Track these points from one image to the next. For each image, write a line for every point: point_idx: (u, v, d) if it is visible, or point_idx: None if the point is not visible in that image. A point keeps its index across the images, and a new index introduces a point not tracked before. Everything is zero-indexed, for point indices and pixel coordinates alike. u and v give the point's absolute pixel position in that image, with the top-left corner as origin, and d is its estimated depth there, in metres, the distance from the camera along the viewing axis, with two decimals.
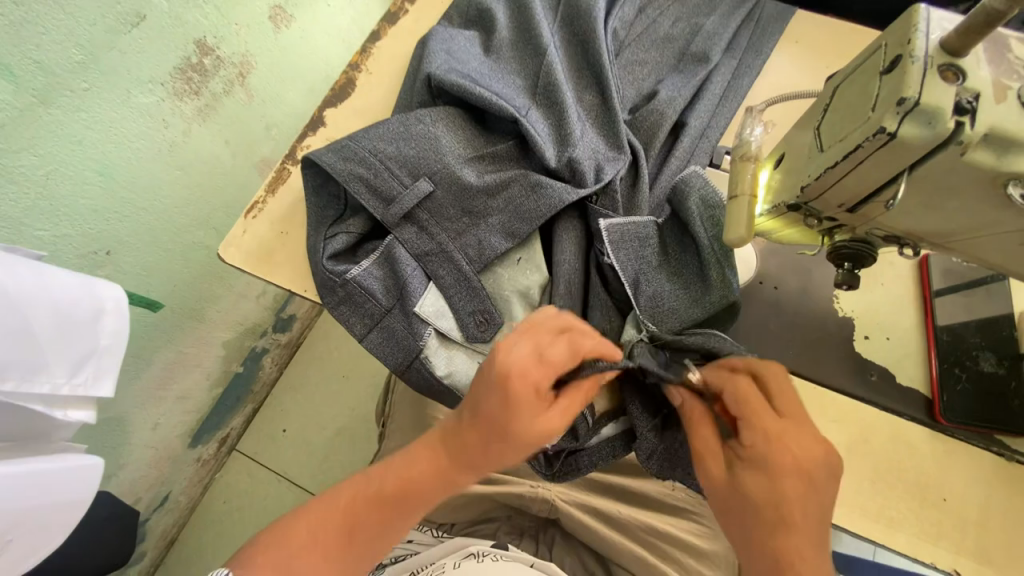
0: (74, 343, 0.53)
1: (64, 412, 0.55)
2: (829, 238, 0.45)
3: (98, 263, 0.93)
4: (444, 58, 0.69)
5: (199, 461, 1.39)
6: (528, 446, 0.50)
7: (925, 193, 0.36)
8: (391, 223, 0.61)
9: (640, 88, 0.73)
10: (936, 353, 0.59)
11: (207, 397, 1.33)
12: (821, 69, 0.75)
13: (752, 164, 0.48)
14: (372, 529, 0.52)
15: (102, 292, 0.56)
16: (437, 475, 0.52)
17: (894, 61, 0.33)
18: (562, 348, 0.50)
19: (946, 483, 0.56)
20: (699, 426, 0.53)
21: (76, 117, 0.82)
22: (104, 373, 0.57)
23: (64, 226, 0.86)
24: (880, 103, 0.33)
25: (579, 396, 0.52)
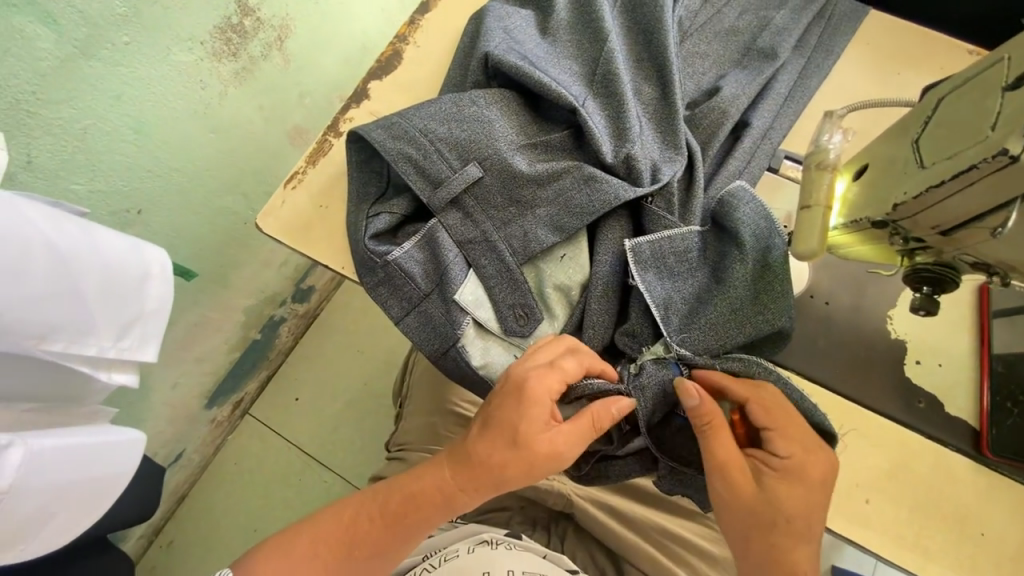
0: (123, 305, 0.53)
1: (108, 374, 0.54)
2: (908, 259, 0.42)
3: (130, 221, 0.92)
4: (502, 38, 0.66)
5: (213, 422, 1.41)
6: (536, 459, 0.52)
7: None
8: (437, 207, 0.60)
9: (700, 83, 0.71)
10: (989, 385, 0.57)
11: (225, 362, 1.34)
12: (892, 74, 0.71)
13: (828, 173, 0.46)
14: (372, 541, 0.54)
15: (147, 255, 0.56)
16: (440, 491, 0.55)
17: (1022, 78, 0.31)
18: (570, 359, 0.55)
19: (987, 517, 0.54)
20: (719, 433, 0.52)
21: (116, 72, 0.81)
22: (149, 338, 0.56)
23: (99, 183, 0.85)
24: (1002, 123, 0.31)
25: (586, 417, 0.53)
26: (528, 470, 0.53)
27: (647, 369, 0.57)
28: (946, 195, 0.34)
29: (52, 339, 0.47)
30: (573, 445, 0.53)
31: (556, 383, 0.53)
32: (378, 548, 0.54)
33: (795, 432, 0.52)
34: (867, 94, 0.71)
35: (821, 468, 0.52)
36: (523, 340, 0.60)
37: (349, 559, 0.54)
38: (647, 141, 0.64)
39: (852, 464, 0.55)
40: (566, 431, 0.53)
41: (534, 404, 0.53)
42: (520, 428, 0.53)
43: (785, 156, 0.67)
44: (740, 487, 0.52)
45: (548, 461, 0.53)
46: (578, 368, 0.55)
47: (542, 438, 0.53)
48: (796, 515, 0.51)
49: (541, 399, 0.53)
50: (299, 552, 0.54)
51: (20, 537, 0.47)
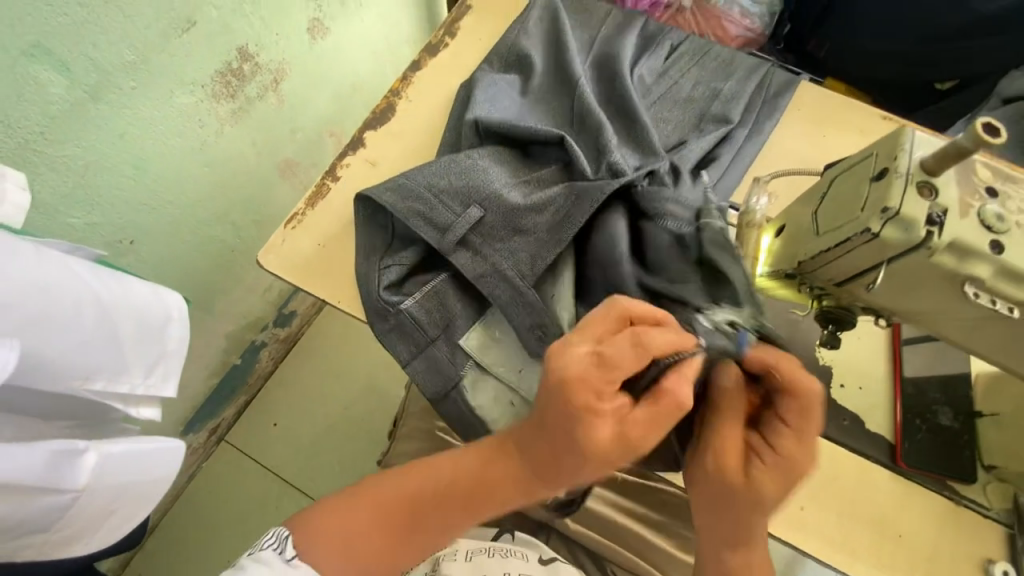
0: (147, 348, 0.57)
1: (135, 409, 0.58)
2: (817, 302, 0.51)
3: (121, 251, 0.96)
4: (485, 110, 0.76)
5: (188, 448, 1.41)
6: (608, 453, 0.51)
7: (902, 282, 0.44)
8: (446, 249, 0.66)
9: (665, 142, 0.80)
10: (901, 405, 0.67)
11: (203, 387, 1.35)
12: (819, 136, 0.83)
13: (754, 232, 0.57)
14: (437, 513, 0.58)
15: (168, 300, 0.60)
16: (513, 480, 0.56)
17: (881, 172, 0.41)
18: (630, 344, 0.50)
19: (902, 519, 0.63)
20: (727, 421, 0.55)
21: (122, 114, 0.86)
22: (170, 375, 0.60)
23: (95, 215, 0.89)
24: (868, 206, 0.41)
25: (661, 410, 0.50)
26: (596, 460, 0.52)
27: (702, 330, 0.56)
28: (835, 257, 0.44)
29: (93, 379, 0.52)
30: (642, 433, 0.51)
31: (608, 378, 0.51)
32: (443, 519, 0.58)
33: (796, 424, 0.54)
34: (801, 152, 0.82)
35: (812, 467, 0.54)
36: (532, 365, 0.66)
37: (415, 531, 0.59)
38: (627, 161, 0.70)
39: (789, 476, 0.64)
40: (635, 420, 0.51)
41: (590, 401, 0.50)
42: (577, 424, 0.50)
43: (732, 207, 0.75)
44: (731, 471, 0.55)
45: (615, 449, 0.52)
46: (636, 357, 0.51)
47: (603, 430, 0.51)
48: (773, 500, 0.54)
49: (596, 392, 0.50)
50: (363, 519, 0.58)
51: (72, 539, 0.51)
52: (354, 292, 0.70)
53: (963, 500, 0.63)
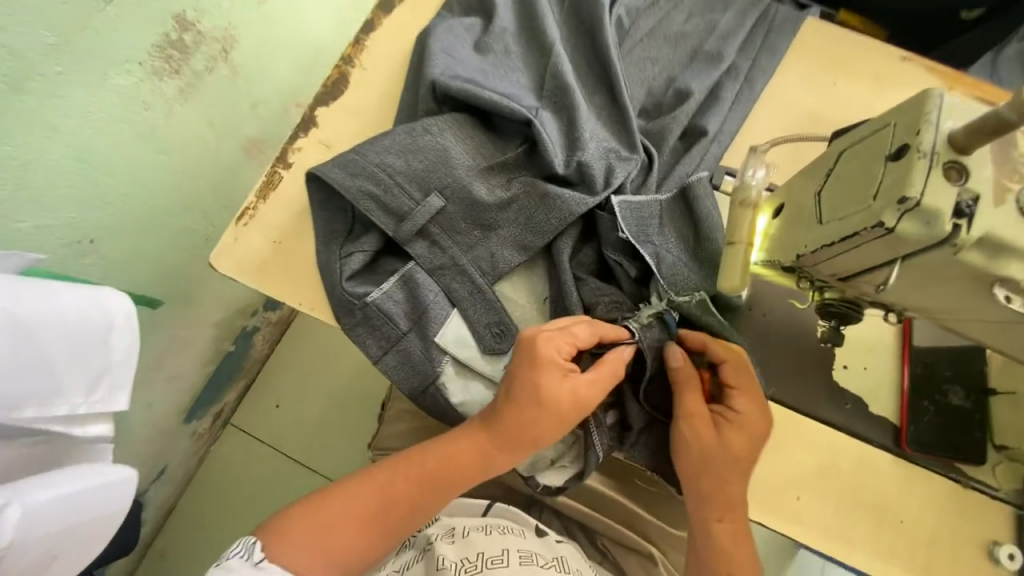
0: (84, 363, 0.51)
1: (83, 428, 0.54)
2: (819, 294, 0.45)
3: (83, 252, 0.89)
4: (445, 61, 0.65)
5: (194, 435, 1.40)
6: (562, 414, 0.52)
7: (920, 278, 0.38)
8: (403, 239, 0.60)
9: (650, 89, 0.71)
10: (908, 386, 0.62)
11: (200, 376, 1.31)
12: (828, 84, 0.73)
13: (750, 210, 0.49)
14: (409, 501, 0.55)
15: (110, 304, 0.54)
16: (477, 456, 0.55)
17: (901, 149, 0.34)
18: (582, 323, 0.54)
19: (903, 505, 0.60)
20: (689, 386, 0.56)
21: (55, 105, 0.77)
22: (120, 388, 0.55)
23: (45, 216, 0.82)
24: (883, 194, 0.34)
25: (605, 374, 0.53)
26: (557, 424, 0.53)
27: (653, 328, 0.58)
28: (840, 252, 0.38)
29: (21, 406, 0.47)
30: (596, 393, 0.53)
31: (569, 343, 0.53)
32: (414, 506, 0.55)
33: (747, 384, 0.57)
34: (809, 103, 0.72)
35: (768, 426, 0.56)
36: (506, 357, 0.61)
37: (387, 521, 0.55)
38: (602, 137, 0.64)
39: (785, 466, 0.61)
40: (589, 380, 0.53)
41: (551, 360, 0.52)
42: (538, 387, 0.52)
43: (727, 173, 0.67)
44: (700, 430, 0.56)
45: (575, 412, 0.52)
46: (589, 332, 0.54)
47: (563, 388, 0.52)
48: (745, 457, 0.55)
49: (558, 357, 0.52)
50: (331, 512, 0.54)
51: None
52: (318, 292, 0.65)
53: (970, 482, 0.60)
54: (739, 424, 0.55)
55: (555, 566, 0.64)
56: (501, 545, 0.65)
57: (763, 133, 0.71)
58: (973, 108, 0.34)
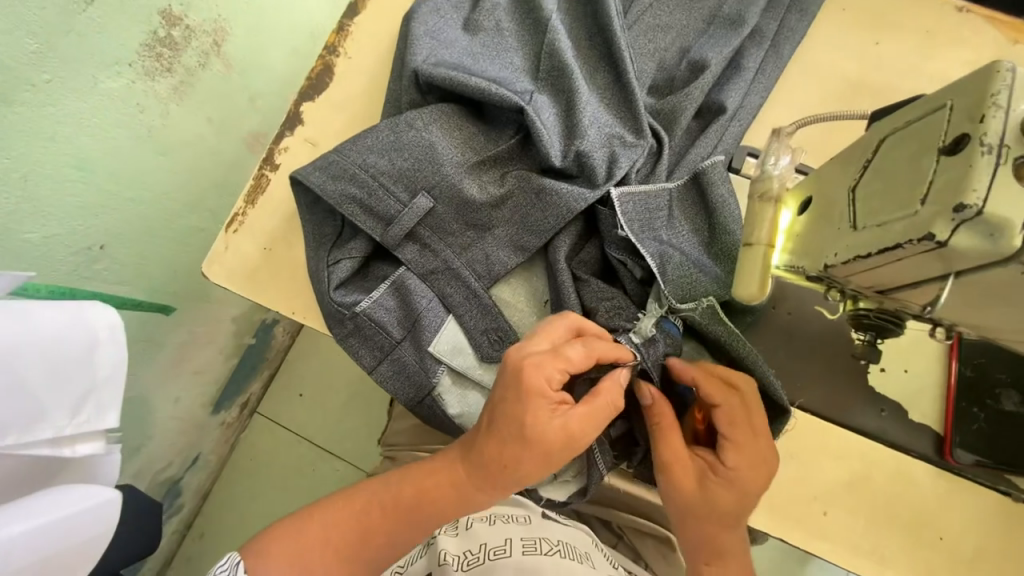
0: (71, 383, 0.52)
1: (73, 447, 0.54)
2: (851, 303, 0.39)
3: (94, 258, 0.79)
4: (429, 46, 0.60)
5: (223, 425, 1.24)
6: (546, 450, 0.49)
7: (977, 297, 0.31)
8: (391, 244, 0.57)
9: (662, 62, 0.63)
10: (955, 390, 0.55)
11: (223, 370, 1.17)
12: (869, 46, 0.64)
13: (771, 206, 0.43)
14: (387, 530, 0.55)
15: (92, 321, 0.54)
16: (456, 486, 0.53)
17: (958, 142, 0.28)
18: (577, 346, 0.50)
19: (944, 521, 0.54)
20: (670, 433, 0.52)
21: (47, 114, 0.68)
22: (107, 405, 0.56)
23: (51, 226, 0.73)
24: (932, 199, 0.28)
25: (595, 407, 0.49)
26: (544, 461, 0.49)
27: (657, 339, 0.54)
28: (878, 264, 0.32)
29: (3, 434, 0.47)
30: (589, 428, 0.49)
31: (560, 370, 0.49)
32: (393, 535, 0.55)
33: (751, 442, 0.51)
34: (845, 69, 0.63)
35: (764, 483, 0.51)
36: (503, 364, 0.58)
37: (366, 550, 0.54)
38: (604, 122, 0.57)
39: (808, 478, 0.56)
40: (580, 413, 0.49)
41: (539, 390, 0.49)
42: (524, 419, 0.48)
43: (749, 153, 0.60)
44: (682, 484, 0.52)
45: (564, 448, 0.49)
46: (585, 358, 0.50)
47: (552, 422, 0.48)
48: (732, 514, 0.51)
49: (546, 385, 0.49)
50: (309, 538, 0.53)
51: None
52: (309, 300, 0.63)
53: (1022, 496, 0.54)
54: (731, 487, 0.51)
55: (560, 552, 0.60)
56: (504, 533, 0.62)
57: (790, 106, 0.63)
58: None
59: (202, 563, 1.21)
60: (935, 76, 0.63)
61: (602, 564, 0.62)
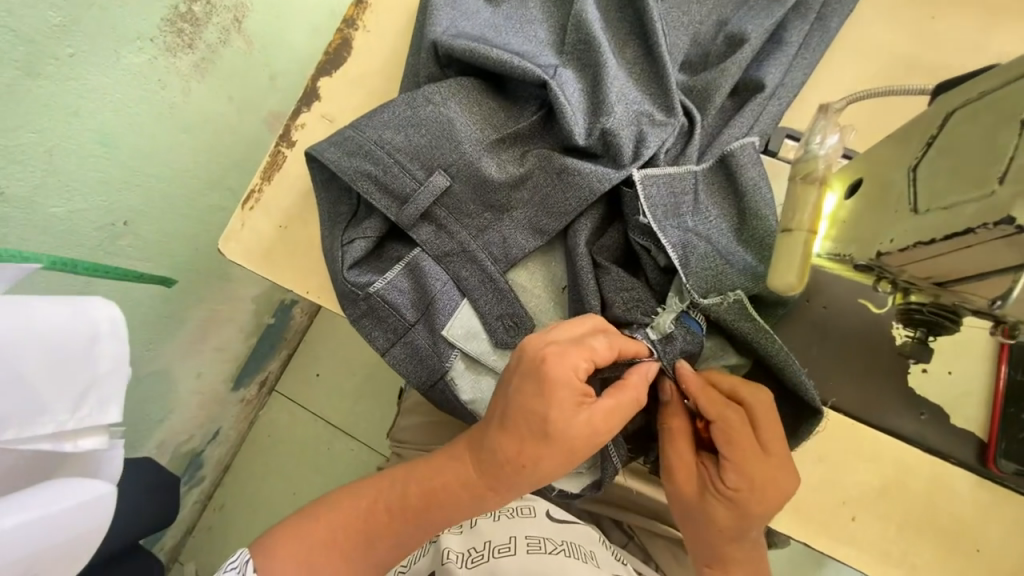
0: (70, 375, 0.49)
1: (73, 442, 0.50)
2: (902, 296, 0.35)
3: (119, 235, 0.79)
4: (449, 16, 0.57)
5: (243, 401, 1.25)
6: (569, 450, 0.47)
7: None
8: (406, 224, 0.55)
9: (696, 35, 0.59)
10: (1004, 395, 0.51)
11: (243, 348, 1.17)
12: (926, 19, 0.59)
13: (816, 187, 0.39)
14: (395, 527, 0.54)
15: (93, 313, 0.51)
16: (466, 486, 0.52)
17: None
18: (601, 340, 0.48)
19: (982, 533, 0.51)
20: (677, 437, 0.51)
21: (73, 89, 0.68)
22: (109, 400, 0.52)
23: (78, 200, 0.73)
24: (1014, 177, 0.25)
25: (619, 401, 0.47)
26: (565, 458, 0.47)
27: (675, 338, 0.51)
28: (940, 252, 0.28)
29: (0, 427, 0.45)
30: (613, 423, 0.47)
31: (585, 363, 0.47)
32: (401, 532, 0.54)
33: (757, 462, 0.48)
34: (899, 46, 0.58)
35: (771, 506, 0.48)
36: None
37: (372, 545, 0.54)
38: (633, 99, 0.54)
39: (834, 481, 0.53)
40: (604, 409, 0.47)
41: (565, 384, 0.46)
42: (547, 416, 0.46)
43: (788, 134, 0.56)
44: (681, 490, 0.51)
45: (587, 444, 0.47)
46: (609, 352, 0.48)
47: (578, 417, 0.47)
48: (732, 530, 0.50)
49: (573, 379, 0.47)
50: (316, 533, 0.54)
51: None
52: (324, 279, 0.62)
53: None
54: (729, 500, 0.49)
55: (566, 551, 0.59)
56: (509, 531, 0.62)
57: (834, 84, 0.58)
58: None
59: (221, 534, 1.24)
60: (1000, 52, 0.57)
61: (607, 561, 0.61)
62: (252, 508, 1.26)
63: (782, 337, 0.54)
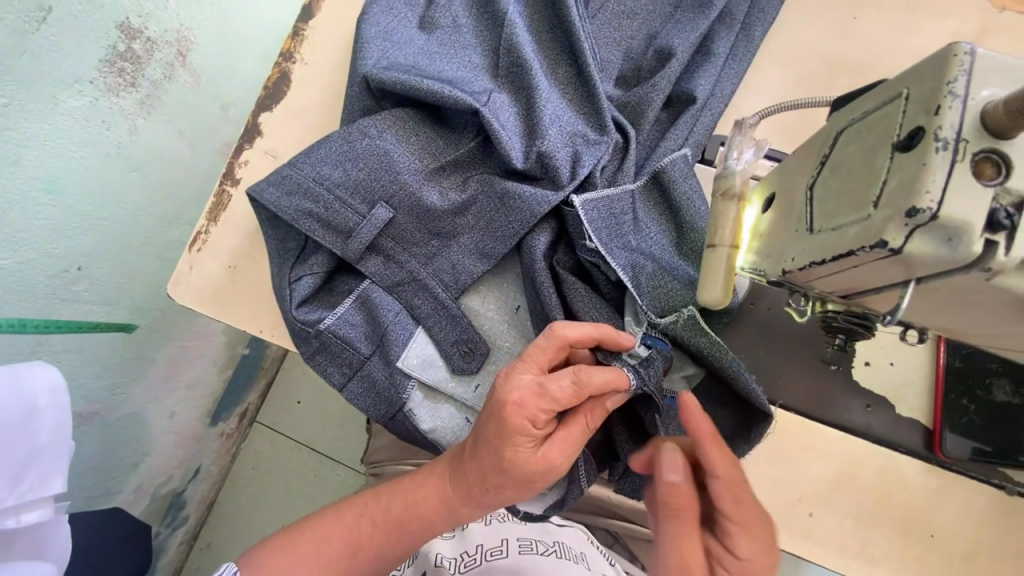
0: (12, 451, 0.54)
1: (17, 519, 0.55)
2: (820, 305, 0.37)
3: (72, 282, 0.76)
4: (381, 48, 0.57)
5: (222, 436, 1.22)
6: (529, 479, 0.48)
7: (939, 302, 0.29)
8: (353, 258, 0.55)
9: (628, 50, 0.61)
10: (944, 382, 0.53)
11: (217, 384, 1.14)
12: (848, 21, 0.61)
13: (734, 203, 0.40)
14: (378, 544, 0.53)
15: (31, 384, 0.56)
16: (443, 504, 0.52)
17: (912, 136, 0.26)
18: (566, 383, 0.46)
19: (936, 517, 0.52)
20: (683, 521, 0.44)
21: (6, 137, 0.63)
22: (52, 471, 0.57)
23: (26, 249, 0.69)
24: (885, 200, 0.26)
25: (577, 430, 0.48)
26: (522, 488, 0.48)
27: (655, 361, 0.49)
28: (834, 270, 0.30)
29: None
30: (569, 454, 0.47)
31: (544, 410, 0.46)
32: (383, 551, 0.53)
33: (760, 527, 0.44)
34: (824, 49, 0.60)
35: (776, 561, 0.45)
36: (473, 374, 0.56)
37: (356, 561, 0.53)
38: (567, 120, 0.55)
39: (791, 477, 0.54)
40: (559, 442, 0.47)
41: (521, 431, 0.46)
42: (505, 454, 0.46)
43: (721, 141, 0.57)
44: None
45: (547, 475, 0.48)
46: (572, 397, 0.46)
47: (532, 457, 0.47)
48: None
49: (529, 424, 0.46)
50: (301, 550, 0.53)
51: None
52: (278, 317, 0.62)
53: (1015, 488, 0.52)
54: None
55: (556, 552, 0.59)
56: (500, 535, 0.63)
57: (764, 90, 0.60)
58: (1010, 65, 0.25)
59: (209, 574, 1.21)
60: (922, 50, 0.60)
61: (598, 561, 0.61)
62: (238, 544, 1.23)
63: (730, 341, 0.55)
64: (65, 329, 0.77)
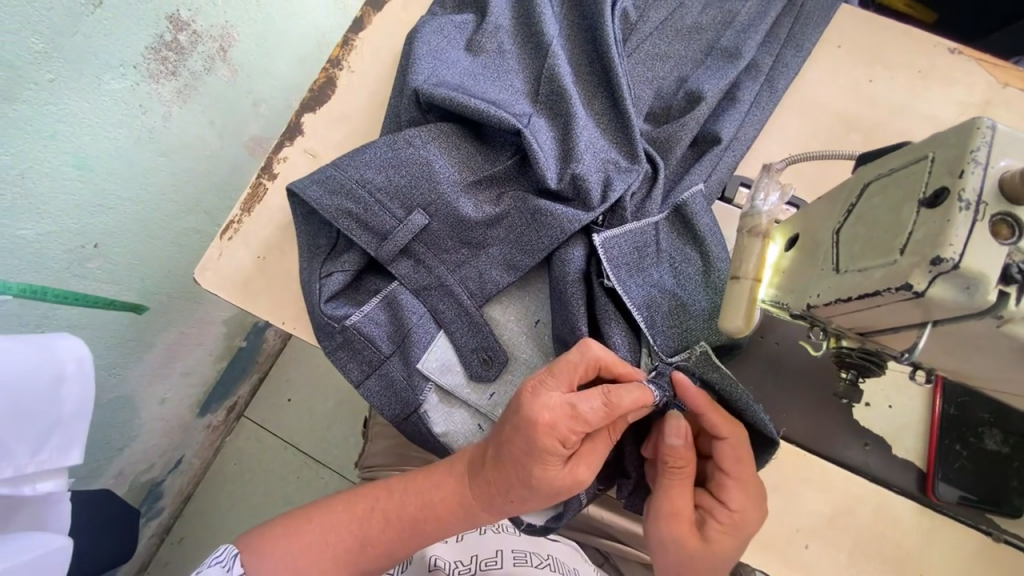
0: (38, 419, 0.57)
1: (33, 486, 0.58)
2: (835, 341, 0.40)
3: (87, 257, 0.76)
4: (431, 65, 0.60)
5: (209, 427, 1.20)
6: (553, 494, 0.50)
7: (950, 344, 0.32)
8: (386, 259, 0.57)
9: (660, 88, 0.65)
10: (939, 428, 0.56)
11: (212, 374, 1.13)
12: (864, 83, 0.65)
13: (760, 240, 0.44)
14: (386, 542, 0.54)
15: (60, 355, 0.59)
16: (460, 507, 0.53)
17: (937, 194, 0.29)
18: (597, 404, 0.47)
19: (923, 557, 0.54)
20: (681, 476, 0.52)
21: (47, 111, 0.65)
22: (70, 442, 0.61)
23: (48, 223, 0.70)
24: (911, 248, 0.29)
25: (598, 447, 0.50)
26: (545, 500, 0.50)
27: (666, 371, 0.53)
28: (859, 308, 0.33)
29: None
30: (593, 468, 0.50)
31: (574, 432, 0.48)
32: (394, 549, 0.54)
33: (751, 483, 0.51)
34: (841, 106, 0.65)
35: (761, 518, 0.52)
36: (491, 383, 0.58)
37: (364, 554, 0.54)
38: (600, 148, 0.58)
39: (791, 509, 0.56)
40: (584, 457, 0.50)
41: (551, 451, 0.47)
42: (534, 470, 0.48)
43: (742, 182, 0.61)
44: (679, 519, 0.52)
45: (570, 490, 0.50)
46: (602, 417, 0.47)
47: (561, 474, 0.49)
48: (721, 556, 0.52)
49: (560, 445, 0.48)
50: (309, 541, 0.54)
51: None
52: (301, 310, 0.63)
53: (1002, 536, 0.54)
54: (727, 525, 0.51)
55: (550, 566, 0.60)
56: (494, 546, 0.63)
57: (783, 139, 0.64)
58: None
59: (179, 568, 1.18)
60: (930, 116, 0.64)
61: None
62: (212, 540, 1.20)
63: (738, 372, 0.58)
64: (69, 305, 0.76)
